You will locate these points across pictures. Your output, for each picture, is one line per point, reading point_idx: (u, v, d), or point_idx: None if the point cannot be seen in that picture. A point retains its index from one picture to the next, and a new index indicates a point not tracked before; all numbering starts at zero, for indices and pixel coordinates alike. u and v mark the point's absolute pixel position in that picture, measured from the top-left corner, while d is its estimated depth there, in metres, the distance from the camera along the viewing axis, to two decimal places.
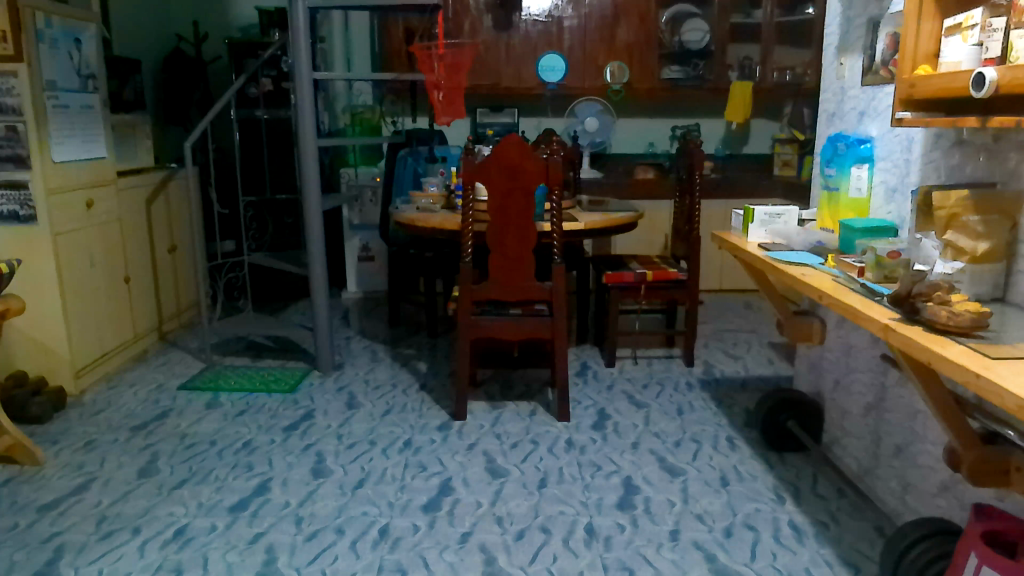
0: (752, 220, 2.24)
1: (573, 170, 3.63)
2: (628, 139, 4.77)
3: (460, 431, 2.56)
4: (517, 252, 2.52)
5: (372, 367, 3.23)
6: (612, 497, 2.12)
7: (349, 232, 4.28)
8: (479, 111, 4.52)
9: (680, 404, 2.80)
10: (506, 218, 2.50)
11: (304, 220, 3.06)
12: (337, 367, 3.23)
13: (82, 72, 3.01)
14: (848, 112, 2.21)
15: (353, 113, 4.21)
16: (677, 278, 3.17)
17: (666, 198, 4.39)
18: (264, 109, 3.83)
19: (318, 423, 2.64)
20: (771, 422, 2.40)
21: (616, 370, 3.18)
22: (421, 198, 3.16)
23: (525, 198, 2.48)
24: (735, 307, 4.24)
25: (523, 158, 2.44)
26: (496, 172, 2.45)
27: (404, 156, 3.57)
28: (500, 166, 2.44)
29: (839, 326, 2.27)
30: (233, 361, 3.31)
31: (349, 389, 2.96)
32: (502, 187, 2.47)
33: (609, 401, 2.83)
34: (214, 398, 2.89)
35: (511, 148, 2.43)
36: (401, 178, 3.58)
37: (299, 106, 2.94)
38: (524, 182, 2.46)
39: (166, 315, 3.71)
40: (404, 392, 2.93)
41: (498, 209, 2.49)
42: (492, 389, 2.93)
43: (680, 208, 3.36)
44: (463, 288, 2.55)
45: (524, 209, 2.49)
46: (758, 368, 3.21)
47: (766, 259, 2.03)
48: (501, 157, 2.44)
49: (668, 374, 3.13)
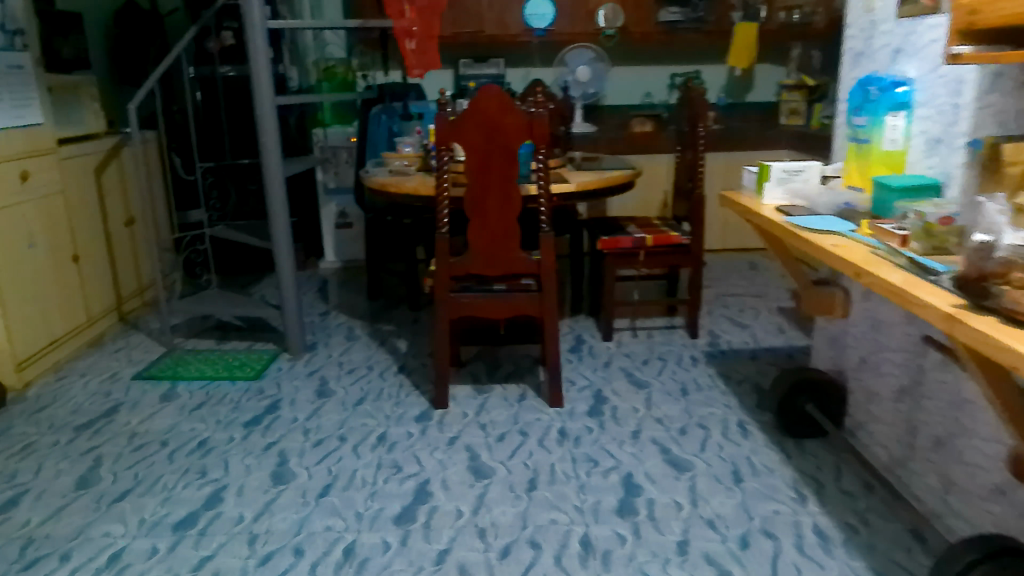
0: (768, 178, 1.95)
1: (564, 125, 3.31)
2: (623, 89, 4.43)
3: (441, 422, 2.30)
4: (499, 220, 2.22)
5: (347, 346, 2.96)
6: (611, 499, 1.87)
7: (324, 197, 3.97)
8: (462, 62, 4.18)
9: (684, 383, 2.53)
10: (486, 181, 2.19)
11: (264, 188, 2.74)
12: (309, 348, 2.96)
13: (8, 27, 2.65)
14: (878, 50, 1.90)
15: (326, 64, 3.96)
16: (678, 242, 2.87)
17: (665, 152, 4.07)
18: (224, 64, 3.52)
19: (284, 415, 2.38)
20: (787, 405, 2.13)
21: (614, 344, 2.91)
22: (395, 160, 2.85)
23: (507, 159, 2.17)
24: (740, 267, 3.95)
25: (504, 110, 2.12)
26: (472, 129, 2.14)
27: (376, 113, 3.24)
28: (476, 121, 2.13)
29: (867, 298, 1.98)
30: (196, 344, 3.04)
31: (321, 374, 2.70)
32: (479, 146, 2.15)
33: (606, 380, 2.57)
34: (170, 388, 2.62)
35: (489, 100, 2.11)
36: (374, 136, 3.25)
37: (252, 59, 2.61)
38: (505, 140, 2.15)
39: (125, 293, 3.42)
40: (380, 376, 2.66)
41: (478, 171, 2.18)
42: (477, 370, 2.67)
43: (681, 163, 3.05)
44: (439, 261, 2.25)
45: (505, 170, 2.18)
46: (769, 337, 2.93)
47: (785, 225, 1.74)
48: (476, 111, 2.12)
49: (669, 347, 2.87)
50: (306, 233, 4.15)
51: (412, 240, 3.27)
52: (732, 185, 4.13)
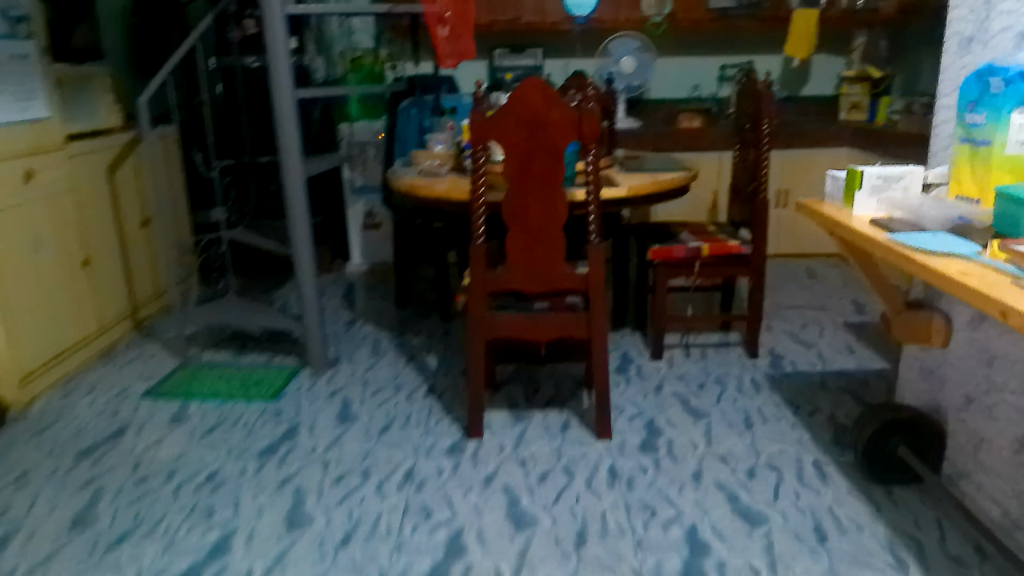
0: (860, 186, 1.64)
1: (608, 120, 3.03)
2: (668, 80, 4.14)
3: (475, 456, 2.06)
4: (541, 230, 1.95)
5: (373, 362, 2.73)
6: (674, 561, 1.62)
7: (351, 196, 3.75)
8: (496, 52, 3.91)
9: (747, 413, 2.26)
10: (527, 185, 1.92)
11: (284, 189, 2.51)
12: (332, 363, 2.74)
13: (10, 15, 2.45)
14: (996, 34, 1.58)
15: (353, 54, 3.66)
16: (738, 252, 2.56)
17: (714, 150, 3.82)
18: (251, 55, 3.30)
19: (302, 444, 2.16)
20: (875, 448, 1.85)
21: (664, 363, 2.65)
22: (425, 159, 2.60)
23: (551, 160, 1.90)
24: (797, 275, 3.65)
25: (548, 104, 1.86)
26: (512, 126, 1.88)
27: (406, 106, 3.01)
28: (516, 117, 1.87)
29: (975, 327, 1.69)
30: (212, 356, 2.83)
31: (344, 394, 2.47)
32: (520, 145, 1.89)
33: (659, 409, 2.30)
34: (182, 407, 2.42)
35: (531, 93, 1.85)
36: (403, 133, 3.01)
37: (270, 47, 2.38)
38: (549, 139, 1.88)
39: (141, 297, 3.22)
40: (408, 398, 2.42)
41: (519, 174, 1.91)
42: (515, 393, 2.42)
43: (740, 162, 2.74)
44: (474, 275, 2.00)
45: (549, 173, 1.91)
46: (838, 358, 2.65)
47: (889, 245, 1.46)
48: (517, 105, 1.86)
49: (727, 368, 2.59)
50: (332, 234, 3.93)
51: (443, 245, 3.03)
52: (784, 185, 3.87)
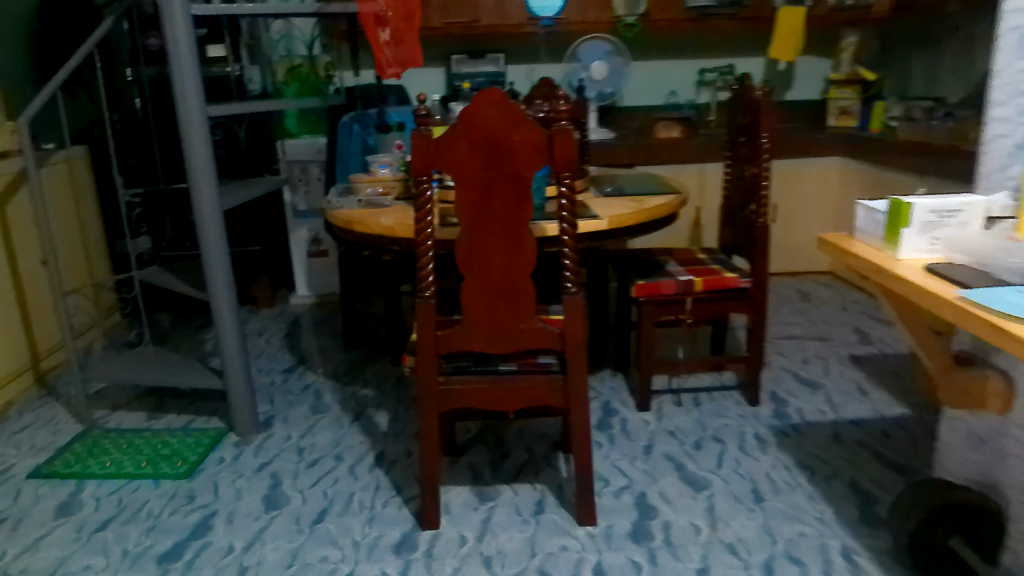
0: (907, 224, 1.31)
1: (579, 131, 2.67)
2: (642, 86, 3.80)
3: (429, 554, 1.66)
4: (505, 278, 1.57)
5: (312, 422, 2.32)
6: None
7: (293, 221, 3.33)
8: (453, 59, 3.54)
9: (754, 480, 1.90)
10: (486, 223, 1.54)
11: (198, 225, 2.09)
12: (264, 424, 2.33)
13: None
14: None
15: (291, 63, 3.28)
16: (736, 286, 2.20)
17: (695, 161, 3.47)
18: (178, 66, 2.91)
19: (214, 543, 1.75)
20: (921, 539, 1.50)
21: (651, 415, 2.28)
22: (365, 186, 2.19)
23: (514, 190, 1.51)
24: (790, 298, 3.32)
25: (509, 121, 1.48)
26: (465, 149, 1.50)
27: (347, 122, 2.60)
28: (469, 139, 1.49)
29: None
30: (122, 419, 2.40)
31: (274, 469, 2.06)
32: (475, 173, 1.51)
33: (650, 477, 1.94)
34: (74, 493, 1.99)
35: (487, 108, 1.47)
36: (345, 151, 2.60)
37: (172, 55, 1.96)
38: (511, 165, 1.50)
39: (43, 345, 2.76)
40: (350, 471, 2.02)
41: (475, 209, 1.53)
42: (478, 461, 2.03)
43: (732, 178, 2.38)
44: (422, 334, 1.61)
45: (513, 208, 1.53)
46: (850, 403, 2.31)
47: (963, 306, 1.11)
48: (469, 124, 1.48)
49: (725, 419, 2.23)
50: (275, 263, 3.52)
51: (394, 280, 2.63)
52: (776, 199, 3.55)
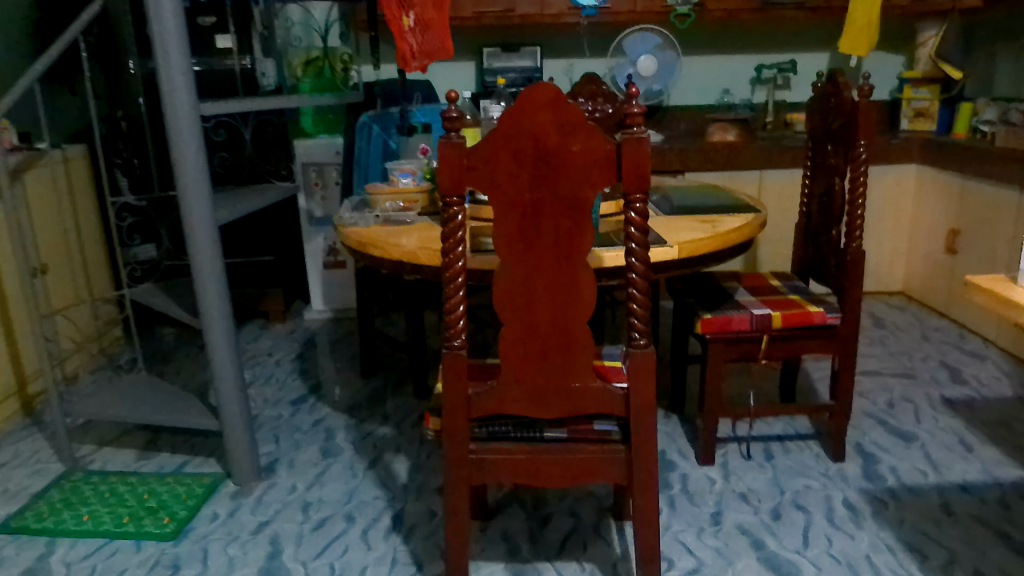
0: None
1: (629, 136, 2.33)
2: (692, 83, 3.45)
3: None
4: (555, 326, 1.24)
5: (321, 470, 2.01)
6: None
7: (308, 229, 3.03)
8: (485, 52, 3.22)
9: (854, 567, 1.56)
10: (532, 257, 1.20)
11: (189, 242, 1.78)
12: (266, 470, 2.03)
13: None
14: None
15: (309, 54, 3.04)
16: (824, 324, 1.84)
17: (754, 167, 3.11)
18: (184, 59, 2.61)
19: None
20: None
21: (717, 471, 1.95)
22: (384, 199, 1.87)
23: (570, 217, 1.18)
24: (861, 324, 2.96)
25: (564, 127, 1.15)
26: (507, 163, 1.17)
27: (366, 122, 2.28)
28: (512, 150, 1.16)
29: None
30: (109, 459, 2.11)
31: (275, 530, 1.76)
32: (519, 192, 1.17)
33: (724, 559, 1.60)
34: (43, 555, 1.70)
35: (536, 110, 1.14)
36: (363, 156, 2.28)
37: (157, 44, 1.66)
38: (566, 184, 1.17)
39: (29, 367, 2.49)
40: (363, 537, 1.71)
41: (519, 239, 1.20)
42: (514, 528, 1.71)
43: (812, 192, 2.03)
44: (450, 393, 1.28)
45: (567, 238, 1.20)
46: (954, 463, 1.95)
47: None
48: (513, 130, 1.15)
49: (806, 479, 1.89)
50: (290, 275, 3.23)
51: (417, 303, 2.31)
52: (873, 208, 3.18)
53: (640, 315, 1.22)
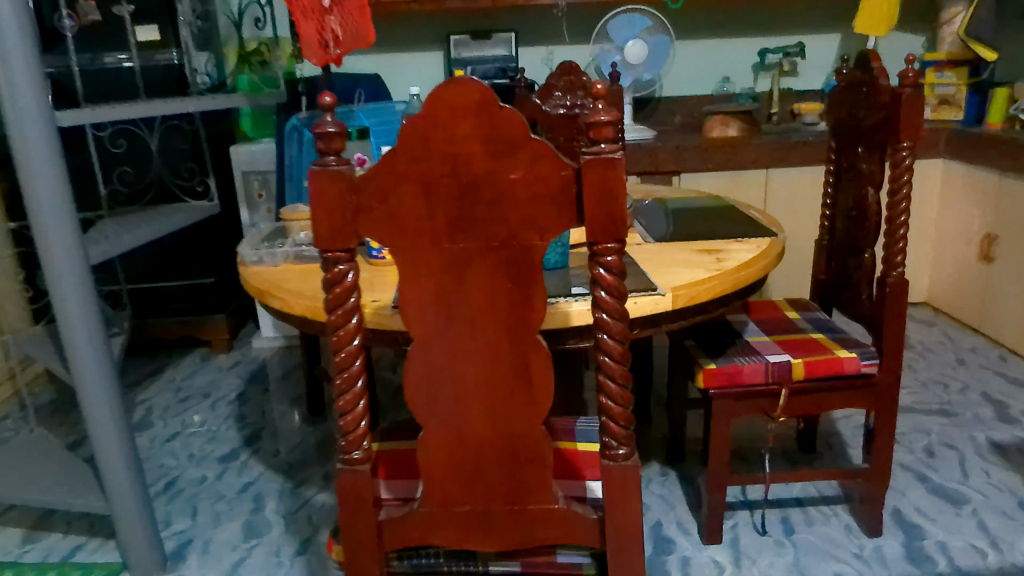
0: None
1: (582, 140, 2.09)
2: (687, 70, 3.07)
3: None
4: (496, 429, 0.85)
5: (241, 556, 1.65)
6: None
7: None
8: (451, 40, 2.83)
9: None
10: (459, 335, 0.81)
11: (49, 287, 1.41)
12: (174, 558, 1.67)
13: None
14: None
15: (246, 48, 2.67)
16: (857, 373, 1.47)
17: (759, 166, 2.73)
18: (93, 55, 2.23)
19: None
20: None
21: (724, 551, 1.58)
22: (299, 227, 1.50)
23: (511, 277, 0.79)
24: None
25: (496, 144, 0.74)
26: (413, 201, 0.77)
27: (293, 127, 1.93)
28: (419, 179, 0.76)
29: None
30: None
31: None
32: (433, 243, 0.78)
33: None
34: None
35: (450, 120, 0.74)
36: (292, 168, 1.94)
37: None
38: (502, 230, 0.77)
39: None
40: None
41: (438, 310, 0.81)
42: None
43: (839, 204, 1.65)
44: (354, 525, 0.90)
45: (508, 309, 0.80)
46: (1016, 537, 1.58)
47: None
48: (420, 149, 0.75)
49: (834, 564, 1.52)
50: (236, 297, 2.85)
51: None
52: (918, 207, 2.80)
53: (616, 414, 0.83)
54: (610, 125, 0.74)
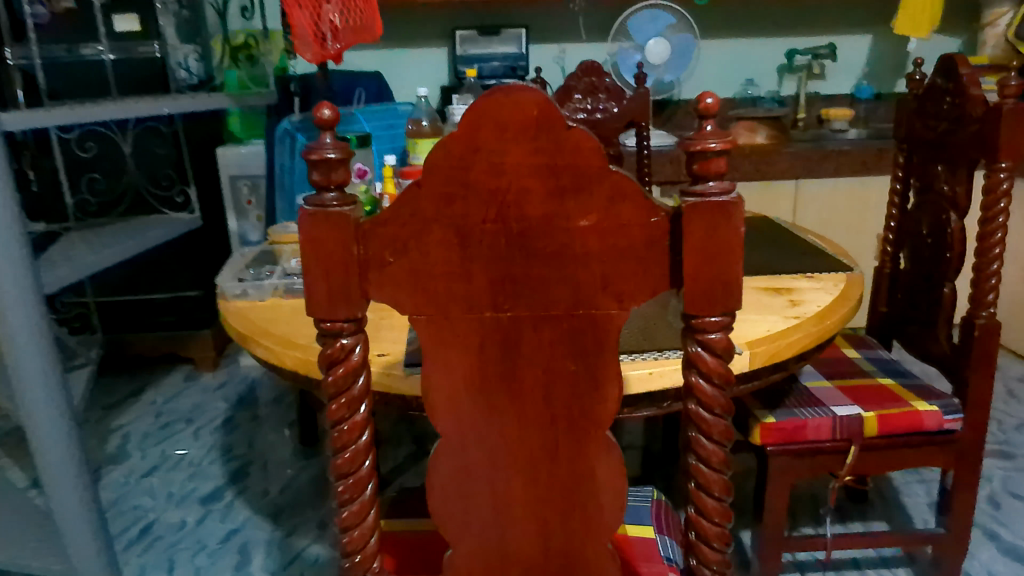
0: None
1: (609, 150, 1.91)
2: (710, 71, 2.86)
3: None
4: (548, 550, 0.64)
5: None
6: None
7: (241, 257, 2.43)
8: (458, 36, 2.62)
9: None
10: (502, 430, 0.60)
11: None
12: None
13: None
14: None
15: (235, 40, 2.45)
16: (935, 430, 1.27)
17: (789, 176, 2.52)
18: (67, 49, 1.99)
19: None
20: None
21: None
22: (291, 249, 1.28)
23: (576, 355, 0.58)
24: None
25: (562, 180, 0.54)
26: (444, 254, 0.56)
27: (285, 130, 1.71)
28: (454, 224, 0.55)
29: None
30: None
31: None
32: (473, 310, 0.57)
33: None
34: None
35: (498, 145, 0.53)
36: (283, 176, 1.73)
37: None
38: (566, 293, 0.56)
39: None
40: None
41: (475, 396, 0.60)
42: None
43: (908, 229, 1.45)
44: None
45: (570, 396, 0.59)
46: None
47: None
48: (456, 184, 0.54)
49: None
50: None
51: None
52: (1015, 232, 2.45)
53: (709, 534, 0.62)
54: (725, 156, 0.53)
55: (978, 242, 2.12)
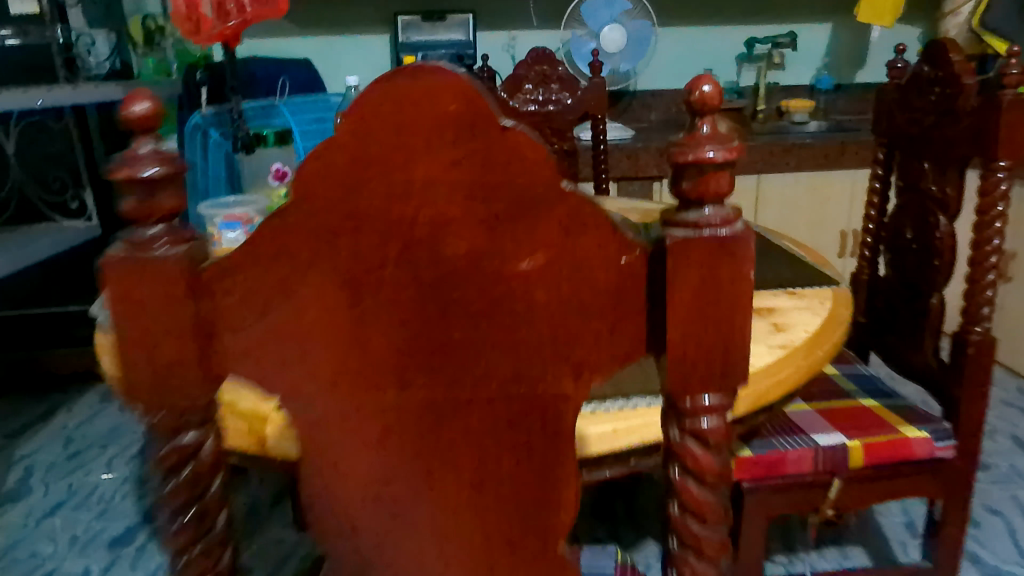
0: None
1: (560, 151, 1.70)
2: (668, 60, 2.72)
3: None
4: None
5: None
6: None
7: None
8: (399, 21, 2.43)
9: None
10: (419, 547, 0.45)
11: None
12: None
13: None
14: None
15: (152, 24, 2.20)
16: (920, 458, 1.14)
17: (751, 170, 2.39)
18: None
19: None
20: None
21: None
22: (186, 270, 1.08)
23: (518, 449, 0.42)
24: None
25: (493, 214, 0.38)
26: (329, 317, 0.39)
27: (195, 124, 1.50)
28: (338, 277, 0.39)
29: None
30: None
31: None
32: (372, 391, 0.41)
33: None
34: None
35: (401, 163, 0.37)
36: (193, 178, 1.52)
37: None
38: (504, 368, 0.41)
39: None
40: None
41: (380, 504, 0.44)
42: None
43: (889, 233, 1.33)
44: None
45: (512, 500, 0.44)
46: None
47: None
48: (342, 218, 0.38)
49: None
50: None
51: None
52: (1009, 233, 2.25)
53: None
54: (727, 171, 0.37)
55: (960, 247, 2.03)
